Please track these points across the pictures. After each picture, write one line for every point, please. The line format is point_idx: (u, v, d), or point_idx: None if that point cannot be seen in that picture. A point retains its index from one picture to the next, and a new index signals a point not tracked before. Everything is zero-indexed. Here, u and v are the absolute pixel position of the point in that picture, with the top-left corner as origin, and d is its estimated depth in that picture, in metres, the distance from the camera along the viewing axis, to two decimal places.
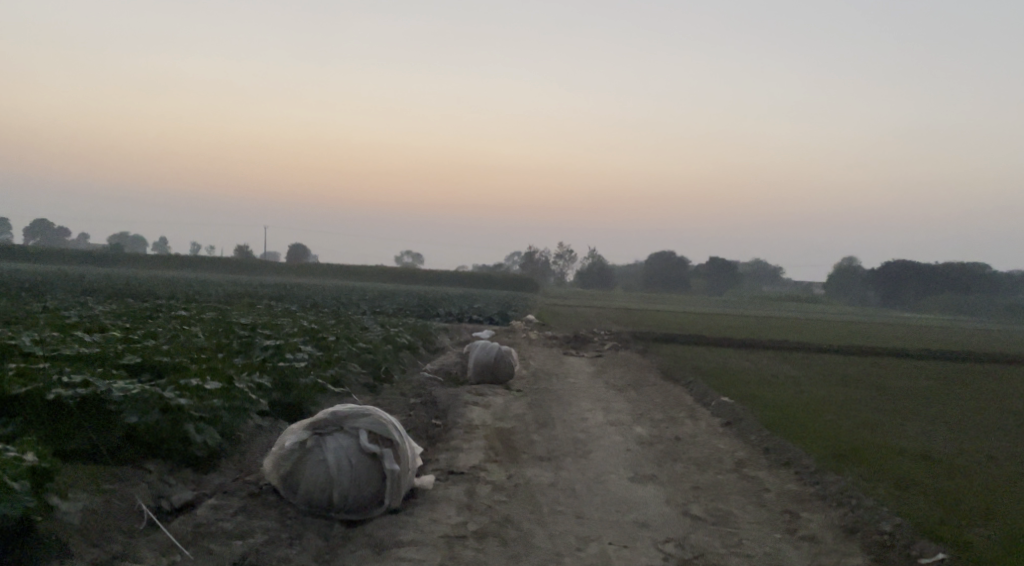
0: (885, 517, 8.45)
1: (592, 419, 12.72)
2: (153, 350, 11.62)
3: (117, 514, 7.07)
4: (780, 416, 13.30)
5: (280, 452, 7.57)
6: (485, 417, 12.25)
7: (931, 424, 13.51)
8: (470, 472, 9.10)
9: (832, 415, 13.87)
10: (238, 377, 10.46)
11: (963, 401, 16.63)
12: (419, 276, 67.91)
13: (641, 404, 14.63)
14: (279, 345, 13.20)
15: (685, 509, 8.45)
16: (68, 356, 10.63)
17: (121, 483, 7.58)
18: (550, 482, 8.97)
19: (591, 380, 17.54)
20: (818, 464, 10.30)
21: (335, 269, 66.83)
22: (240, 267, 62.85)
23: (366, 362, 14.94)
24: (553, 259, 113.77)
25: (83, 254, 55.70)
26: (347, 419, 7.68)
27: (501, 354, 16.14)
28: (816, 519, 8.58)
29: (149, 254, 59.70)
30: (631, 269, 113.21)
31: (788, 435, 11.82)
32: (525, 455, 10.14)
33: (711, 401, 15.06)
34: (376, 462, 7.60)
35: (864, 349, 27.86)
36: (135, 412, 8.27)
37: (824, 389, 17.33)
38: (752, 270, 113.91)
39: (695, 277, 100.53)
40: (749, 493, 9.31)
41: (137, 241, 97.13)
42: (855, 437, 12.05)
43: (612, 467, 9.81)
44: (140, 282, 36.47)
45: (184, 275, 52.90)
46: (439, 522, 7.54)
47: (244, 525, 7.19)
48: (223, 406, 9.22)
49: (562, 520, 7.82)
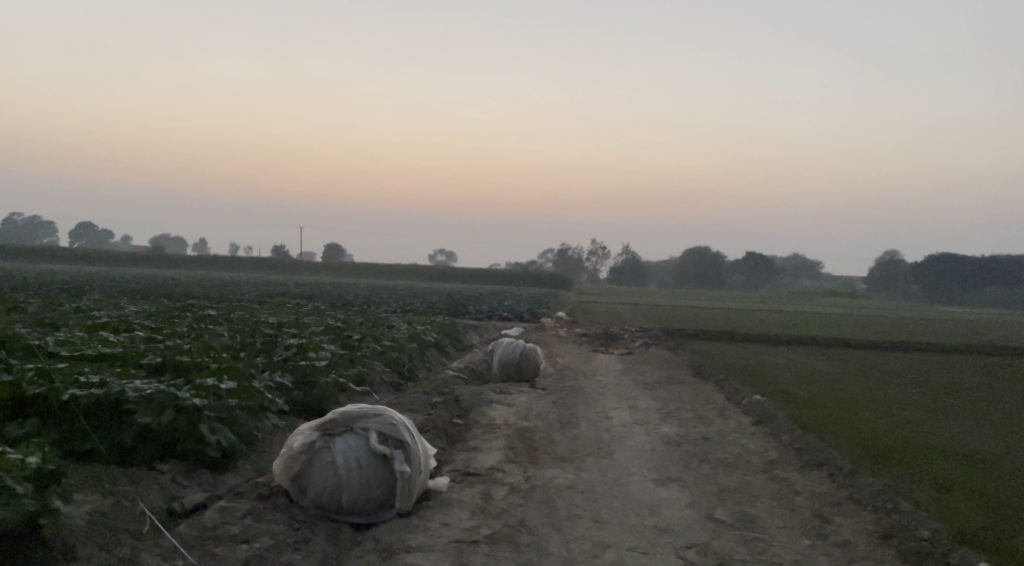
0: (923, 522, 8.07)
1: (618, 418, 12.46)
2: (175, 349, 11.54)
3: (125, 516, 6.94)
4: (814, 415, 12.93)
5: (289, 454, 7.41)
6: (508, 416, 12.04)
7: (973, 423, 13.03)
8: (487, 473, 8.89)
9: (869, 413, 13.44)
10: (257, 378, 10.32)
11: (1006, 399, 16.07)
12: (453, 274, 67.96)
13: (669, 402, 14.32)
14: (302, 344, 13.05)
15: (708, 513, 8.15)
16: (90, 356, 10.56)
17: (131, 485, 7.44)
18: (569, 484, 8.71)
19: (619, 378, 17.27)
20: (853, 465, 9.94)
21: (367, 268, 67.04)
22: (276, 267, 63.36)
23: (391, 360, 14.75)
24: (587, 257, 113.13)
25: (121, 256, 56.34)
26: (358, 420, 7.51)
27: (527, 352, 15.88)
28: (849, 524, 8.22)
29: (187, 254, 60.33)
30: (665, 266, 112.41)
31: (821, 434, 11.46)
32: (545, 455, 9.89)
33: (742, 399, 14.70)
34: (386, 464, 7.40)
35: (903, 344, 27.25)
36: (149, 413, 8.13)
37: (860, 387, 16.88)
38: (790, 265, 112.27)
39: (731, 273, 99.45)
40: (779, 496, 8.97)
41: (178, 242, 98.53)
42: (891, 436, 11.67)
43: (635, 468, 9.54)
44: (175, 282, 36.67)
45: (217, 274, 53.33)
46: (451, 527, 7.32)
47: (250, 529, 7.03)
48: (238, 405, 9.07)
49: (579, 524, 7.57)
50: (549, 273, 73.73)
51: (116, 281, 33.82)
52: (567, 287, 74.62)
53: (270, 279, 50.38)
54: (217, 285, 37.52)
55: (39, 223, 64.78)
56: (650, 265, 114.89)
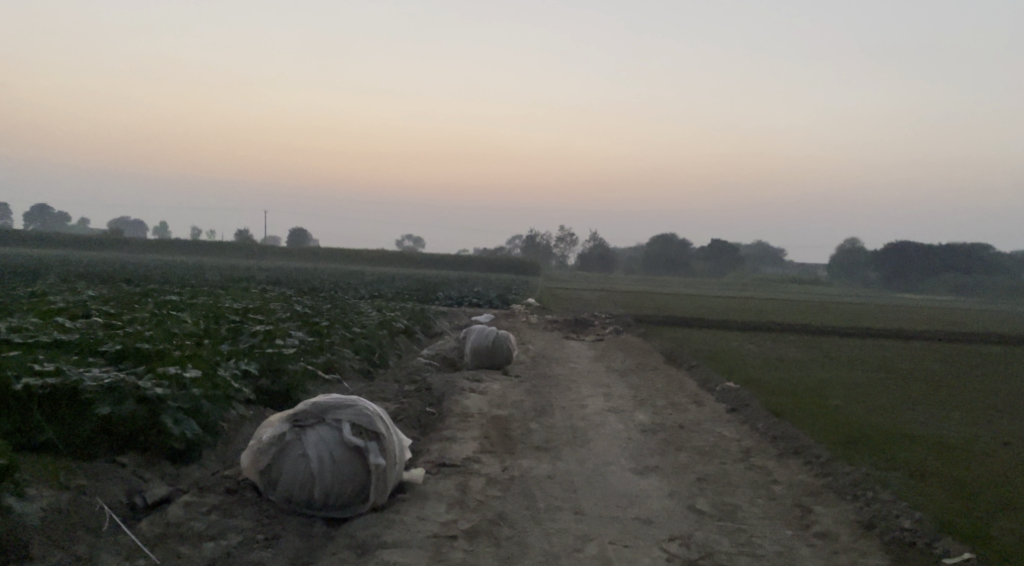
0: (905, 511, 7.96)
1: (593, 406, 12.27)
2: (136, 337, 11.11)
3: (83, 511, 6.59)
4: (788, 402, 12.84)
5: (257, 447, 7.11)
6: (481, 404, 11.78)
7: (944, 410, 13.02)
8: (463, 464, 8.64)
9: (842, 400, 13.37)
10: (223, 367, 9.95)
11: (972, 386, 16.16)
12: (420, 260, 67.56)
13: (642, 389, 14.16)
14: (270, 331, 12.66)
15: (690, 504, 7.97)
16: (45, 343, 10.11)
17: (89, 479, 7.10)
18: (547, 475, 8.49)
19: (592, 365, 17.12)
20: (829, 453, 9.82)
21: (333, 252, 66.32)
22: (240, 252, 62.42)
23: (361, 347, 14.41)
24: (554, 242, 113.06)
25: (78, 239, 54.87)
26: (329, 410, 7.21)
27: (499, 339, 15.67)
28: (830, 514, 8.08)
29: (148, 238, 59.11)
30: (631, 253, 112.74)
31: (796, 421, 11.35)
32: (521, 445, 9.66)
33: (715, 385, 14.59)
34: (359, 456, 7.12)
35: (868, 331, 27.45)
36: (109, 404, 7.77)
37: (831, 373, 16.87)
38: (755, 251, 113.20)
39: (696, 260, 99.95)
40: (758, 485, 8.83)
41: (138, 226, 96.63)
42: (865, 422, 11.61)
43: (612, 457, 9.35)
44: (138, 266, 35.76)
45: (179, 259, 52.32)
46: (427, 521, 7.06)
47: (217, 525, 6.73)
48: (203, 394, 8.72)
49: (558, 517, 7.34)
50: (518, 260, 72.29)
51: (76, 265, 32.92)
52: (535, 273, 74.62)
53: (233, 264, 49.44)
54: (179, 269, 36.78)
55: None
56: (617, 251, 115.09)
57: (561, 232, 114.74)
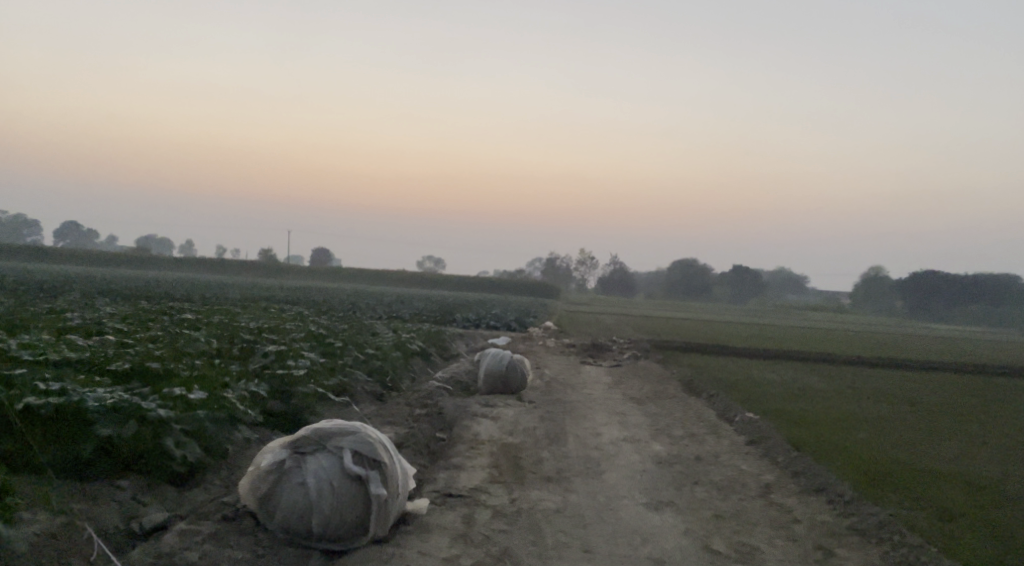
0: (933, 559, 7.59)
1: (607, 435, 11.96)
2: (146, 355, 10.95)
3: (76, 536, 6.39)
4: (810, 435, 12.47)
5: (256, 473, 6.90)
6: (493, 431, 11.51)
7: (971, 448, 12.58)
8: (470, 495, 8.37)
9: (865, 435, 12.96)
10: (229, 389, 9.74)
11: (999, 422, 15.66)
12: (440, 281, 67.43)
13: (659, 419, 13.82)
14: (282, 352, 12.46)
15: (705, 543, 7.65)
16: (54, 361, 9.96)
17: (86, 504, 6.91)
18: (556, 508, 8.21)
19: (609, 392, 16.78)
20: (852, 491, 9.46)
21: (353, 273, 66.25)
22: (260, 271, 62.46)
23: (374, 370, 14.19)
24: (574, 266, 112.67)
25: (100, 258, 55.04)
26: (331, 437, 7.00)
27: (514, 364, 15.38)
28: (853, 558, 7.72)
29: (170, 257, 59.35)
30: (652, 279, 112.09)
31: (818, 457, 10.97)
32: (531, 475, 9.38)
33: (735, 417, 14.22)
34: (360, 486, 6.89)
35: (893, 361, 26.88)
36: (112, 424, 7.57)
37: (853, 406, 16.44)
38: (777, 278, 112.35)
39: (718, 285, 99.24)
40: (778, 524, 8.50)
41: (163, 245, 97.55)
42: (890, 459, 11.21)
43: (625, 491, 9.06)
44: (160, 284, 35.75)
45: (196, 277, 52.31)
46: (428, 556, 6.81)
47: (210, 556, 6.52)
48: (208, 417, 8.51)
49: (566, 556, 7.05)
50: (537, 283, 72.13)
51: (97, 281, 32.84)
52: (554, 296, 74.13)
53: (252, 283, 49.26)
54: (199, 287, 36.71)
55: (22, 222, 63.91)
56: (638, 276, 114.38)
57: (582, 256, 114.57)
